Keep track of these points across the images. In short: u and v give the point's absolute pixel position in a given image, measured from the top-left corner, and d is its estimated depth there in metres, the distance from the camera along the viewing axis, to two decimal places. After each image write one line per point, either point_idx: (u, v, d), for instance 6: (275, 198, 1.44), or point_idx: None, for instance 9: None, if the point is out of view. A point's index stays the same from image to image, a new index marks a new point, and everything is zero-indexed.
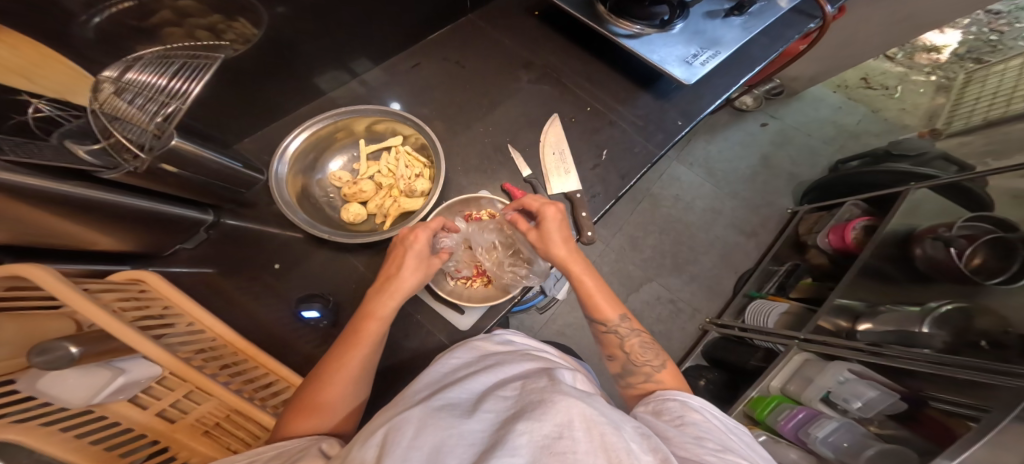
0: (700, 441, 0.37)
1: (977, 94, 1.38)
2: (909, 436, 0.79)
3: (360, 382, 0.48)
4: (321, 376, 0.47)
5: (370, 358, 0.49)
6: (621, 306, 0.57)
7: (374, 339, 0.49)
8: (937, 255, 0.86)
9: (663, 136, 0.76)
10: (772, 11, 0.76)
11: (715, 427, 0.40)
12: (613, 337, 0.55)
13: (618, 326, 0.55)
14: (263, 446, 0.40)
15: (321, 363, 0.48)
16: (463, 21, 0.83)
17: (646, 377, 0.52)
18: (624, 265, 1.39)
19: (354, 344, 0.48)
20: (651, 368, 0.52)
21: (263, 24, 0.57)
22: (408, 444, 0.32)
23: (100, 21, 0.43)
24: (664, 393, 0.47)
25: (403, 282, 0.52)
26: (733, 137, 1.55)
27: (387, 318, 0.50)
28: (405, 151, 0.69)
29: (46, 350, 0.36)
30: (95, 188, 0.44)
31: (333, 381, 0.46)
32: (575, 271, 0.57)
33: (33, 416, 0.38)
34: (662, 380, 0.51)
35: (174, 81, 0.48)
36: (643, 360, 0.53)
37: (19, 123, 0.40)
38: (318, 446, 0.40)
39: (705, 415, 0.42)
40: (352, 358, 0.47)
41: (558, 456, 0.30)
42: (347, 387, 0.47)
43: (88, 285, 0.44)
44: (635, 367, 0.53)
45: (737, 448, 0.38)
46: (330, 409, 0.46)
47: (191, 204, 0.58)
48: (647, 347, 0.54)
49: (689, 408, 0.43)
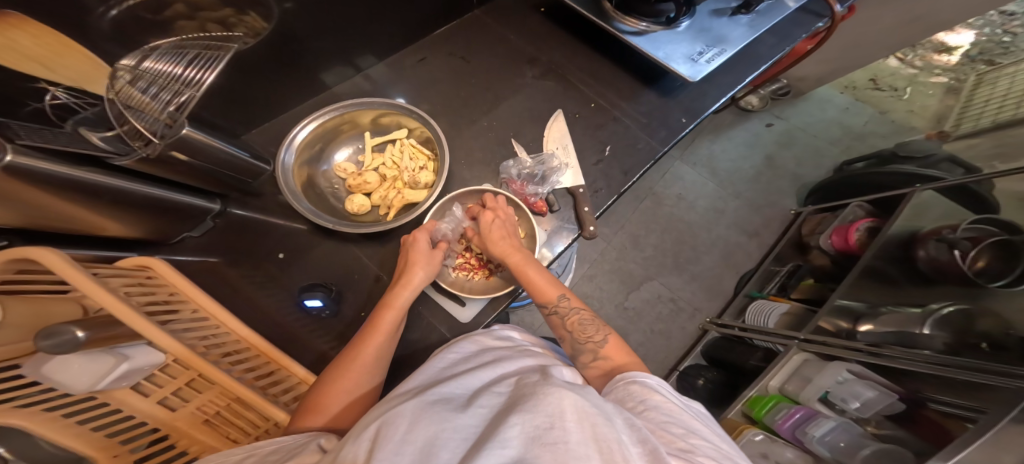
0: (667, 427, 0.38)
1: (987, 96, 1.37)
2: (906, 436, 0.79)
3: (369, 373, 0.50)
4: (337, 365, 0.50)
5: (386, 350, 0.52)
6: (560, 286, 0.58)
7: (388, 329, 0.52)
8: (941, 256, 0.86)
9: (665, 133, 0.76)
10: (779, 10, 0.76)
11: (675, 408, 0.41)
12: (556, 318, 0.57)
13: (558, 306, 0.57)
14: (262, 443, 0.41)
15: (338, 356, 0.51)
16: (469, 16, 0.84)
17: (592, 355, 0.53)
18: (626, 264, 1.39)
19: (372, 333, 0.52)
20: (595, 344, 0.53)
21: (273, 18, 0.59)
22: (401, 439, 0.32)
23: (118, 13, 0.45)
24: (624, 377, 0.46)
25: (416, 276, 0.56)
26: (737, 136, 1.54)
27: (401, 308, 0.54)
28: (410, 144, 0.70)
29: (53, 333, 0.36)
30: (108, 174, 0.45)
31: (346, 370, 0.49)
32: (513, 260, 0.59)
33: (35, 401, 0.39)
34: (608, 356, 0.52)
35: (190, 69, 0.49)
36: (586, 337, 0.55)
37: (37, 109, 0.42)
38: (315, 441, 0.40)
39: (664, 396, 0.42)
40: (369, 346, 0.50)
41: (548, 446, 0.30)
42: (360, 377, 0.49)
43: (99, 270, 0.45)
44: (580, 346, 0.55)
45: (700, 429, 0.39)
46: (337, 402, 0.47)
47: (199, 193, 0.60)
48: (588, 323, 0.56)
49: (650, 389, 0.43)
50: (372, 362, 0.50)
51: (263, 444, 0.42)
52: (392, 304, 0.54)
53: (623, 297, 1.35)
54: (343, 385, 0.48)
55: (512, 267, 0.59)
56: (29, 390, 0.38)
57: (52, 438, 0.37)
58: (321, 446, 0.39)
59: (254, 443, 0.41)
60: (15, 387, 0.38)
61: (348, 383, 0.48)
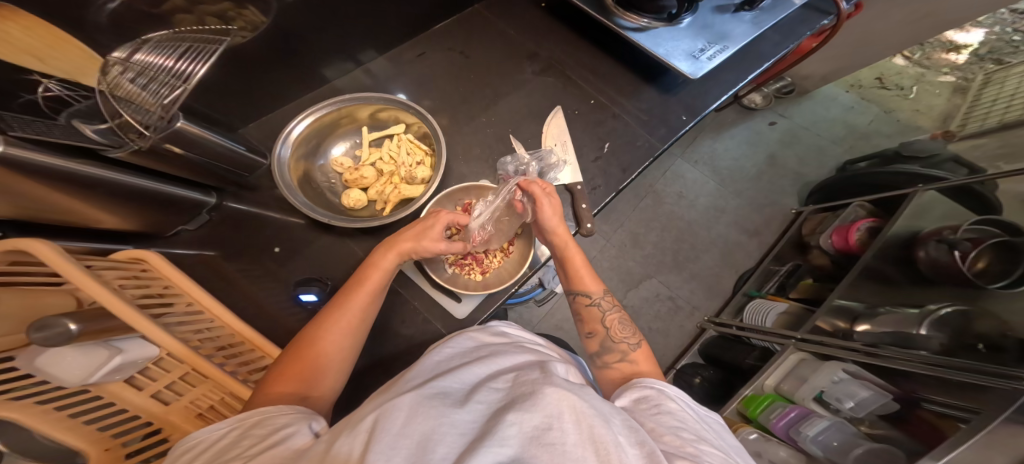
0: (677, 431, 0.38)
1: (994, 96, 1.35)
2: (901, 437, 0.80)
3: (351, 337, 0.51)
4: (317, 325, 0.50)
5: (368, 309, 0.53)
6: (601, 283, 0.60)
7: (373, 290, 0.53)
8: (941, 257, 0.85)
9: (665, 131, 0.76)
10: (785, 6, 0.75)
11: (689, 417, 0.41)
12: (595, 310, 0.58)
13: (600, 300, 0.59)
14: (246, 413, 0.41)
15: (322, 313, 0.52)
16: (469, 10, 0.83)
17: (621, 356, 0.54)
18: (625, 261, 1.39)
19: (354, 293, 0.52)
20: (628, 346, 0.55)
21: (272, 12, 0.59)
22: (397, 432, 0.32)
23: (115, 6, 0.45)
24: (639, 382, 0.47)
25: (403, 240, 0.56)
26: (740, 134, 1.53)
27: (387, 270, 0.55)
28: (407, 139, 0.70)
29: (46, 326, 0.37)
30: (101, 167, 0.45)
31: (328, 330, 0.50)
32: (569, 248, 0.61)
33: (28, 394, 0.39)
34: (636, 360, 0.53)
35: (181, 62, 0.47)
36: (621, 337, 0.56)
37: (29, 101, 0.41)
38: (308, 423, 0.40)
39: (680, 404, 0.43)
40: (352, 305, 0.51)
41: (546, 447, 0.31)
42: (340, 338, 0.50)
43: (92, 263, 0.46)
44: (613, 344, 0.56)
45: (711, 438, 0.39)
46: (319, 368, 0.48)
47: (194, 186, 0.60)
48: (625, 324, 0.57)
49: (666, 396, 0.43)
50: (351, 323, 0.51)
51: (248, 414, 0.41)
52: (375, 266, 0.54)
53: (622, 295, 1.35)
54: (323, 343, 0.49)
55: (564, 256, 0.61)
56: (23, 383, 0.39)
57: (44, 432, 0.38)
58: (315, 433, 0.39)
59: (237, 416, 0.40)
60: (10, 379, 0.39)
61: (327, 342, 0.49)
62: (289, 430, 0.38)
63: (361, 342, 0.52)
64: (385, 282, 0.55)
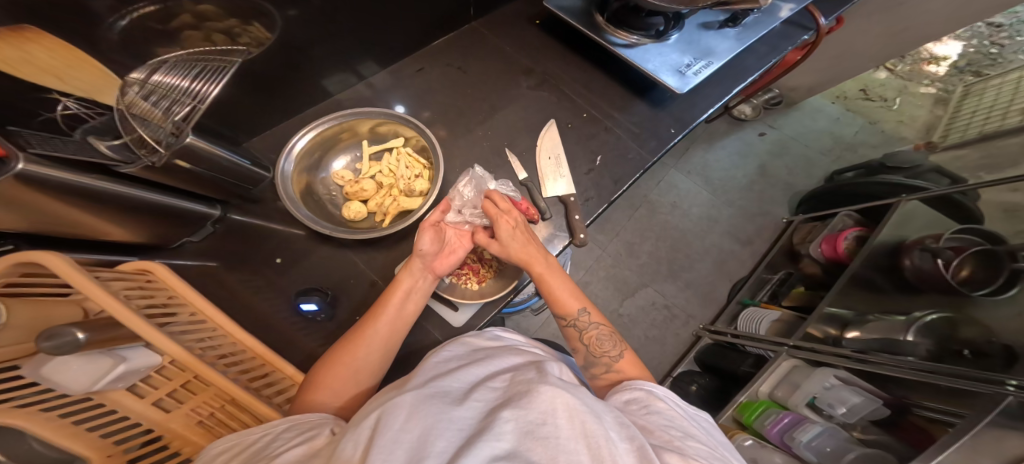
0: (666, 428, 0.40)
1: (974, 108, 1.41)
2: (890, 441, 0.82)
3: (382, 356, 0.53)
4: (344, 341, 0.52)
5: (394, 328, 0.54)
6: (581, 301, 0.60)
7: (394, 310, 0.54)
8: (924, 265, 0.89)
9: (656, 143, 0.79)
10: (767, 23, 0.78)
11: (677, 414, 0.42)
12: (572, 331, 0.58)
13: (577, 320, 0.58)
14: (276, 422, 0.43)
15: (347, 333, 0.53)
16: (466, 27, 0.86)
17: (606, 367, 0.55)
18: (620, 270, 1.41)
19: (377, 315, 0.53)
20: (609, 359, 0.55)
21: (276, 28, 0.60)
22: (400, 428, 0.34)
23: (125, 23, 0.47)
24: (629, 384, 0.48)
25: (417, 258, 0.58)
26: (731, 145, 1.57)
27: (406, 289, 0.56)
28: (406, 153, 0.72)
29: (54, 335, 0.38)
30: (115, 182, 0.47)
31: (353, 347, 0.51)
32: (537, 270, 0.59)
33: (31, 402, 0.40)
34: (621, 369, 0.54)
35: (196, 82, 0.51)
36: (602, 351, 0.56)
37: (50, 118, 0.44)
38: (328, 427, 0.42)
39: (669, 403, 0.44)
40: (376, 326, 0.53)
41: (541, 441, 0.33)
42: (364, 356, 0.52)
43: (101, 274, 0.47)
44: (595, 358, 0.56)
45: (697, 434, 0.41)
46: (337, 385, 0.50)
47: (200, 199, 0.61)
48: (604, 339, 0.57)
49: (654, 396, 0.45)
50: (375, 341, 0.52)
51: (278, 422, 0.43)
52: (396, 285, 0.56)
53: (618, 304, 1.37)
54: (348, 359, 0.51)
55: (537, 276, 0.60)
56: (24, 391, 0.39)
57: (48, 437, 0.39)
58: (332, 432, 0.41)
59: (270, 423, 0.43)
60: (14, 387, 0.39)
61: (354, 360, 0.51)
62: (312, 433, 0.40)
63: (390, 357, 0.54)
64: (405, 299, 0.56)
